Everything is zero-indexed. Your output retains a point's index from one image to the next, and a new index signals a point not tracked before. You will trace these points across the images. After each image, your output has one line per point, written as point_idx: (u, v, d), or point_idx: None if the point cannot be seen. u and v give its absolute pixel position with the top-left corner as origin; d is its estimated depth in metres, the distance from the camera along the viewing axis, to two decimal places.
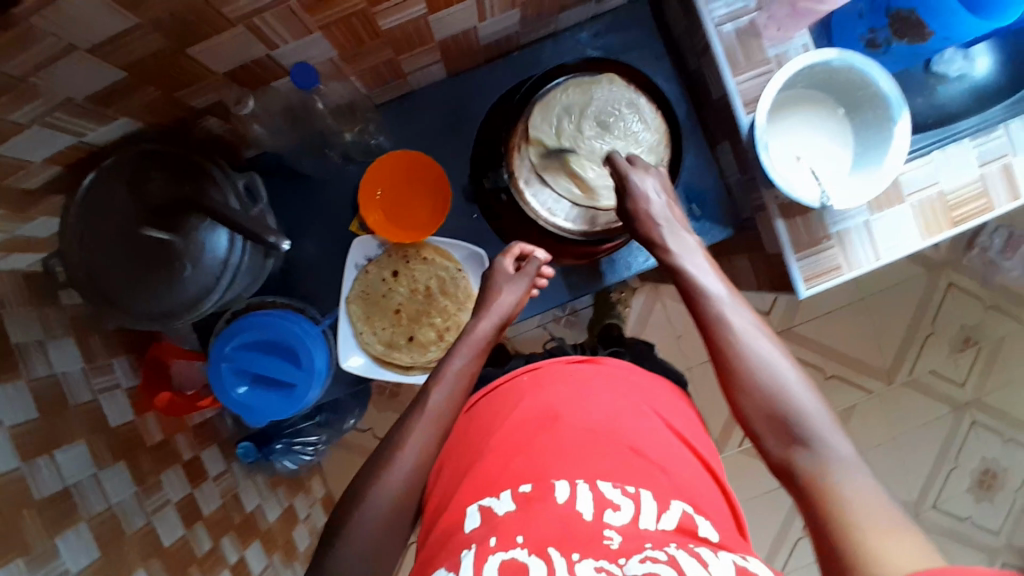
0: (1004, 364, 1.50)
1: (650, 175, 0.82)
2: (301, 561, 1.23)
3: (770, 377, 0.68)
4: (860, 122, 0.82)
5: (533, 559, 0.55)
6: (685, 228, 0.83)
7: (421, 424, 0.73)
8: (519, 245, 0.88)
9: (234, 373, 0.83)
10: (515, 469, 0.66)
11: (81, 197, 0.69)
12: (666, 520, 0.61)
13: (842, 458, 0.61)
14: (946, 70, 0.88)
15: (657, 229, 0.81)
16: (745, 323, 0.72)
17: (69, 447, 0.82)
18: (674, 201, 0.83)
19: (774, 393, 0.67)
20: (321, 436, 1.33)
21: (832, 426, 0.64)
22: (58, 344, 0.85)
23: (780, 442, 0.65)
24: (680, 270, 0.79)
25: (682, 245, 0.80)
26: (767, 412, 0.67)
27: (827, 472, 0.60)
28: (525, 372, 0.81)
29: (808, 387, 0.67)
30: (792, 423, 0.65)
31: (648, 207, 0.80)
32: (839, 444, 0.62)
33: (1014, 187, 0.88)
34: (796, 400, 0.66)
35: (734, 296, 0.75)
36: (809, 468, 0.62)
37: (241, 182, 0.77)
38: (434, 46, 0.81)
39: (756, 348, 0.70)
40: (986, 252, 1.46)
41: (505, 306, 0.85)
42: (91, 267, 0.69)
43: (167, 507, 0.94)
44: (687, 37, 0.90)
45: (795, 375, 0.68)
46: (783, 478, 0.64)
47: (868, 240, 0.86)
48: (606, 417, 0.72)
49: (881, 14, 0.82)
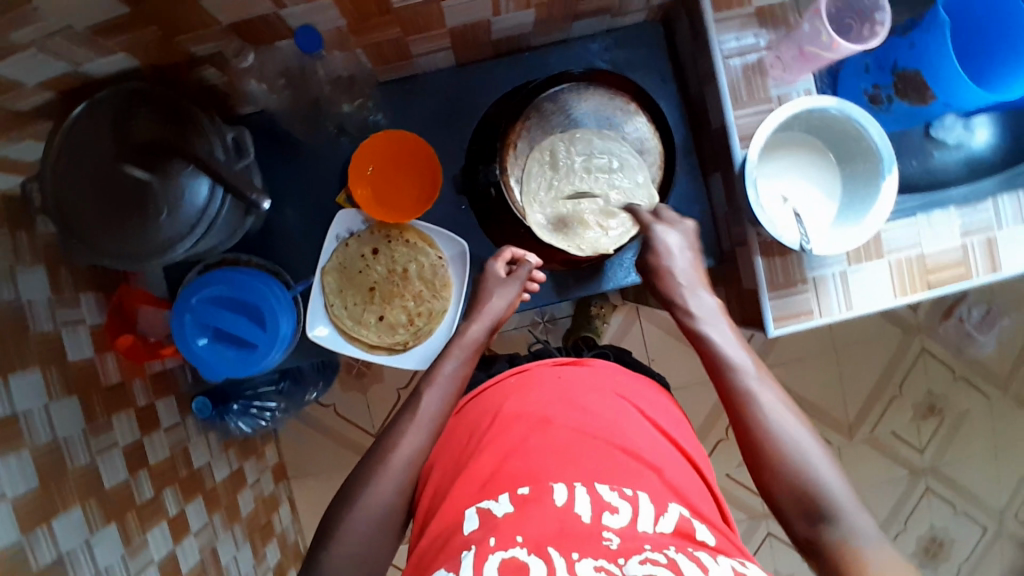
0: (965, 436, 1.51)
1: (675, 230, 0.84)
2: (241, 526, 1.22)
3: (797, 455, 0.67)
4: (851, 172, 0.83)
5: (532, 557, 0.57)
6: (705, 288, 0.82)
7: (413, 427, 0.74)
8: (511, 249, 0.89)
9: (197, 324, 0.83)
10: (510, 471, 0.69)
11: (67, 126, 0.69)
12: (664, 523, 0.64)
13: (869, 535, 0.62)
14: (944, 137, 0.91)
15: (676, 287, 0.81)
16: (769, 396, 0.71)
17: (22, 375, 0.81)
18: (697, 256, 0.84)
19: (801, 468, 0.66)
20: (279, 403, 1.33)
21: (858, 503, 0.64)
22: (28, 271, 0.85)
23: (806, 521, 0.65)
24: (700, 336, 0.78)
25: (704, 309, 0.79)
26: (793, 490, 0.65)
27: (859, 549, 0.61)
28: (512, 375, 0.83)
29: (832, 459, 0.67)
30: (820, 503, 0.64)
31: (670, 263, 0.82)
32: (867, 523, 0.63)
33: (994, 260, 0.88)
34: (820, 474, 0.66)
35: (758, 366, 0.74)
36: (839, 545, 0.62)
37: (230, 136, 0.77)
38: (444, 33, 0.81)
39: (781, 421, 0.69)
40: (963, 323, 1.48)
41: (497, 310, 0.86)
42: (66, 196, 0.69)
43: (113, 450, 0.94)
44: (694, 64, 0.90)
45: (817, 444, 0.68)
46: (811, 557, 0.64)
47: (842, 290, 0.87)
48: (595, 419, 0.75)
49: (885, 73, 0.88)
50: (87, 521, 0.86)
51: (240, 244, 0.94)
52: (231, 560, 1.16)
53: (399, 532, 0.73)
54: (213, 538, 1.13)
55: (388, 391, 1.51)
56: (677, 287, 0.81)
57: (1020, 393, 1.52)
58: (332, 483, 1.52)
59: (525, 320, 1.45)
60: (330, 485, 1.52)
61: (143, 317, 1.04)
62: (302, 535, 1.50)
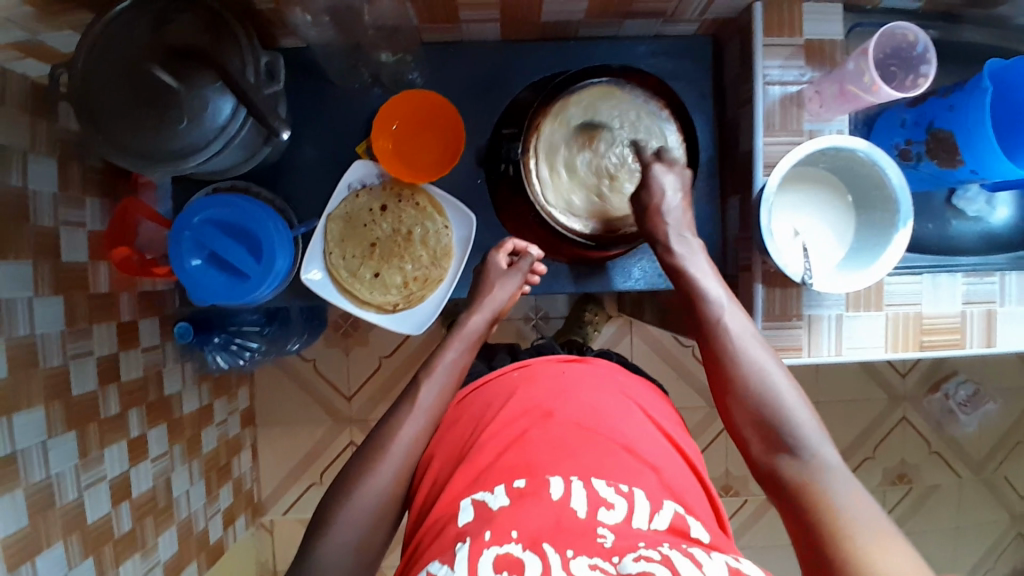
0: (929, 511, 1.50)
1: (672, 172, 0.84)
2: (199, 460, 1.22)
3: (762, 383, 0.71)
4: (864, 218, 0.83)
5: (527, 553, 0.58)
6: (692, 232, 0.83)
7: (410, 417, 0.77)
8: (514, 241, 0.92)
9: (193, 245, 0.82)
10: (508, 462, 0.69)
11: (109, 18, 0.71)
12: (658, 521, 0.64)
13: (827, 461, 0.65)
14: (965, 207, 0.92)
15: (666, 227, 0.82)
16: (742, 330, 0.75)
17: (13, 263, 0.81)
18: (690, 202, 0.84)
19: (764, 398, 0.70)
20: (261, 343, 1.27)
21: (822, 434, 0.67)
22: (39, 161, 0.86)
23: (765, 448, 0.69)
24: (682, 271, 0.80)
25: (688, 249, 0.81)
26: (756, 417, 0.70)
27: (816, 477, 0.64)
28: (516, 368, 0.83)
29: (797, 391, 0.70)
30: (779, 430, 0.68)
31: (662, 205, 0.83)
32: (827, 452, 0.66)
33: (991, 335, 0.89)
34: (786, 406, 0.69)
35: (733, 300, 0.77)
36: (796, 471, 0.65)
37: (265, 59, 0.76)
38: (495, 4, 0.81)
39: (752, 352, 0.73)
40: (948, 399, 1.48)
41: (497, 301, 0.89)
42: (93, 84, 0.70)
43: (88, 359, 0.93)
44: (734, 85, 0.91)
45: (783, 376, 0.71)
46: (769, 485, 0.67)
47: (834, 334, 0.87)
48: (595, 415, 0.75)
49: (920, 130, 0.86)
50: (48, 423, 0.86)
51: (254, 176, 0.94)
52: (182, 494, 1.16)
53: (353, 487, 0.72)
54: (169, 467, 1.12)
55: (370, 357, 1.50)
56: (663, 222, 0.82)
57: (992, 480, 1.52)
58: (297, 437, 1.51)
59: (519, 312, 1.44)
60: (295, 439, 1.51)
61: (144, 231, 1.00)
62: (257, 483, 1.49)
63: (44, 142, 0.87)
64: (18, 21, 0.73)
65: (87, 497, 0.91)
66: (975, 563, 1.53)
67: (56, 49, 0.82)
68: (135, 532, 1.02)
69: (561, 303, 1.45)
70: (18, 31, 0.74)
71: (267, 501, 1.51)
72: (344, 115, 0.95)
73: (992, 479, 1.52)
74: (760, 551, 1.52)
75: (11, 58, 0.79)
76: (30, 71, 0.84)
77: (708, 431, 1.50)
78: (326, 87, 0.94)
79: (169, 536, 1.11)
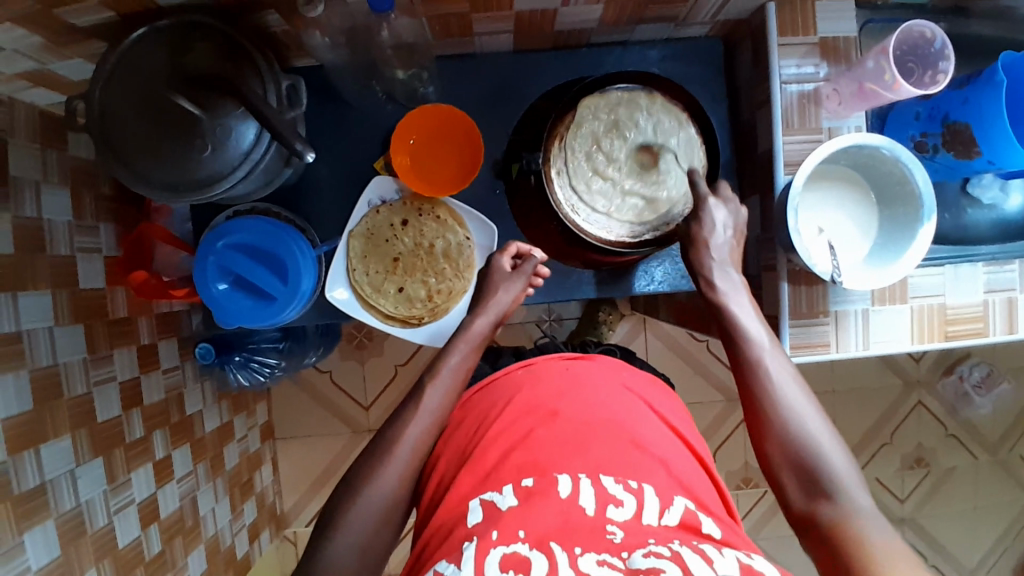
0: (946, 493, 1.52)
1: (727, 209, 0.85)
2: (222, 478, 1.22)
3: (801, 429, 0.72)
4: (886, 213, 0.84)
5: (534, 552, 0.59)
6: (735, 266, 0.85)
7: (415, 419, 0.78)
8: (517, 244, 0.92)
9: (218, 269, 0.83)
10: (515, 461, 0.69)
11: (124, 49, 0.70)
12: (668, 517, 0.65)
13: (865, 508, 0.66)
14: (980, 195, 0.91)
15: (709, 261, 0.84)
16: (783, 374, 0.76)
17: (33, 294, 0.81)
18: (739, 237, 0.86)
19: (804, 443, 0.72)
20: (280, 360, 1.28)
21: (858, 483, 0.69)
22: (52, 191, 0.85)
23: (803, 493, 0.70)
24: (723, 307, 0.82)
25: (729, 284, 0.84)
26: (795, 460, 0.71)
27: (853, 523, 0.65)
28: (519, 367, 0.83)
29: (837, 440, 0.72)
30: (818, 475, 0.70)
31: (710, 239, 0.84)
32: (863, 500, 0.67)
33: (1013, 322, 0.90)
34: (824, 451, 0.71)
35: (775, 344, 0.79)
36: (834, 518, 0.66)
37: (285, 82, 0.76)
38: (510, 15, 0.81)
39: (794, 399, 0.75)
40: (962, 382, 1.49)
41: (501, 304, 0.88)
42: (115, 116, 0.70)
43: (110, 384, 0.93)
44: (749, 86, 0.91)
45: (822, 424, 0.73)
46: (803, 528, 0.69)
47: (860, 329, 0.87)
48: (603, 413, 0.75)
49: (935, 122, 0.87)
50: (75, 451, 0.85)
51: (271, 196, 0.94)
52: (208, 513, 1.16)
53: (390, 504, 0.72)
54: (195, 487, 1.12)
55: (385, 367, 1.50)
56: (709, 255, 0.84)
57: (1007, 460, 1.53)
58: (316, 450, 1.51)
59: (532, 315, 1.45)
60: (314, 452, 1.51)
61: (160, 255, 0.99)
62: (279, 498, 1.49)
63: (56, 171, 0.86)
64: (27, 52, 0.71)
65: (117, 522, 0.91)
66: (993, 543, 1.55)
67: (67, 79, 0.82)
68: (165, 554, 1.02)
69: (574, 306, 1.45)
70: (27, 62, 0.73)
71: (289, 514, 1.51)
72: (359, 131, 0.95)
73: (1007, 459, 1.53)
74: (781, 541, 1.53)
75: (21, 88, 0.78)
76: (40, 101, 0.83)
77: (725, 424, 1.50)
78: (340, 103, 0.94)
79: (198, 555, 1.11)
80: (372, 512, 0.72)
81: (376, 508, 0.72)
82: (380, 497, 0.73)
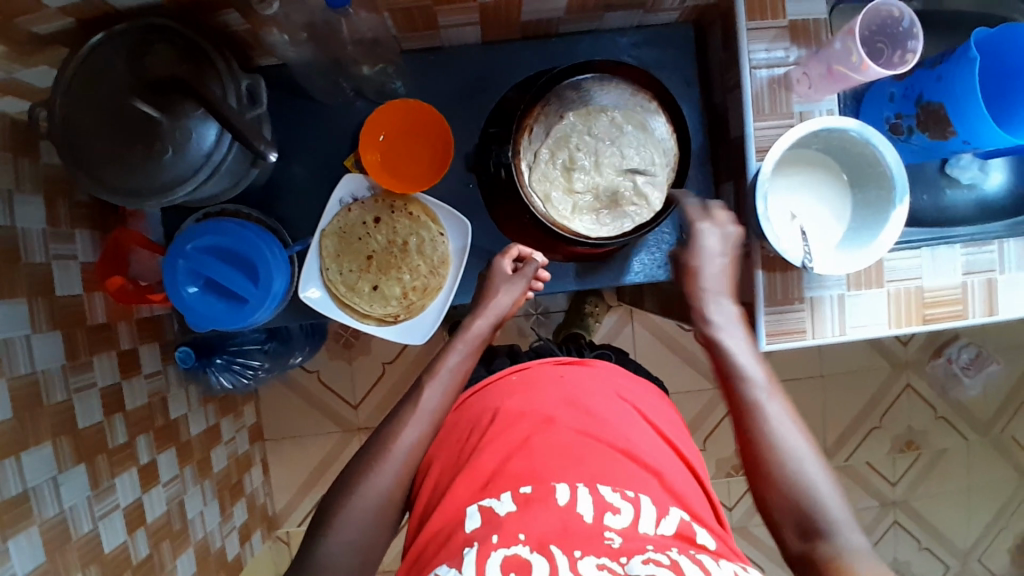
0: (938, 475, 1.52)
1: (716, 232, 0.82)
2: (211, 480, 1.22)
3: (798, 471, 0.69)
4: (860, 197, 0.83)
5: (535, 555, 0.59)
6: (729, 294, 0.82)
7: (412, 420, 0.77)
8: (519, 247, 0.92)
9: (188, 272, 0.82)
10: (513, 469, 0.69)
11: (85, 52, 0.70)
12: (664, 526, 0.64)
13: (859, 550, 0.65)
14: (958, 175, 0.90)
15: (702, 291, 0.81)
16: (777, 410, 0.73)
17: (8, 302, 0.80)
18: (734, 261, 0.83)
19: (800, 486, 0.69)
20: (263, 362, 1.28)
21: (854, 523, 0.67)
22: (25, 199, 0.85)
23: (800, 535, 0.68)
24: (716, 342, 0.79)
25: (723, 316, 0.80)
26: (791, 505, 0.68)
27: (850, 565, 0.64)
28: (514, 372, 0.82)
29: (830, 476, 0.70)
30: (815, 517, 0.67)
31: (699, 267, 0.82)
32: (858, 540, 0.66)
33: (992, 304, 0.89)
34: (820, 491, 0.68)
35: (770, 379, 0.76)
36: (834, 560, 0.64)
37: (245, 81, 0.75)
38: (474, 6, 0.80)
39: (786, 434, 0.71)
40: (951, 364, 1.49)
41: (501, 307, 0.88)
42: (75, 125, 0.70)
43: (92, 390, 0.93)
44: (721, 72, 0.90)
45: (821, 465, 0.70)
46: (801, 569, 0.67)
47: (838, 314, 0.87)
48: (599, 421, 0.75)
49: (909, 103, 0.85)
50: (57, 458, 0.85)
51: (244, 199, 0.94)
52: (198, 515, 1.16)
53: (373, 505, 0.72)
54: (182, 490, 1.12)
55: (373, 365, 1.50)
56: (702, 288, 0.81)
57: (998, 440, 1.53)
58: (308, 449, 1.51)
59: (518, 310, 1.44)
60: (305, 452, 1.51)
61: (137, 260, 0.98)
62: (271, 498, 1.50)
63: (29, 179, 0.85)
64: None
65: (102, 527, 0.91)
66: (986, 523, 1.55)
67: (32, 85, 0.81)
68: (153, 558, 1.01)
69: (560, 298, 1.44)
70: None
71: (282, 515, 1.51)
72: (330, 130, 0.95)
73: (999, 440, 1.53)
74: None
75: None
76: (9, 109, 0.82)
77: (716, 411, 1.50)
78: (311, 101, 0.94)
79: (188, 558, 1.11)
80: (355, 516, 0.71)
81: (361, 511, 0.71)
82: (359, 496, 0.72)
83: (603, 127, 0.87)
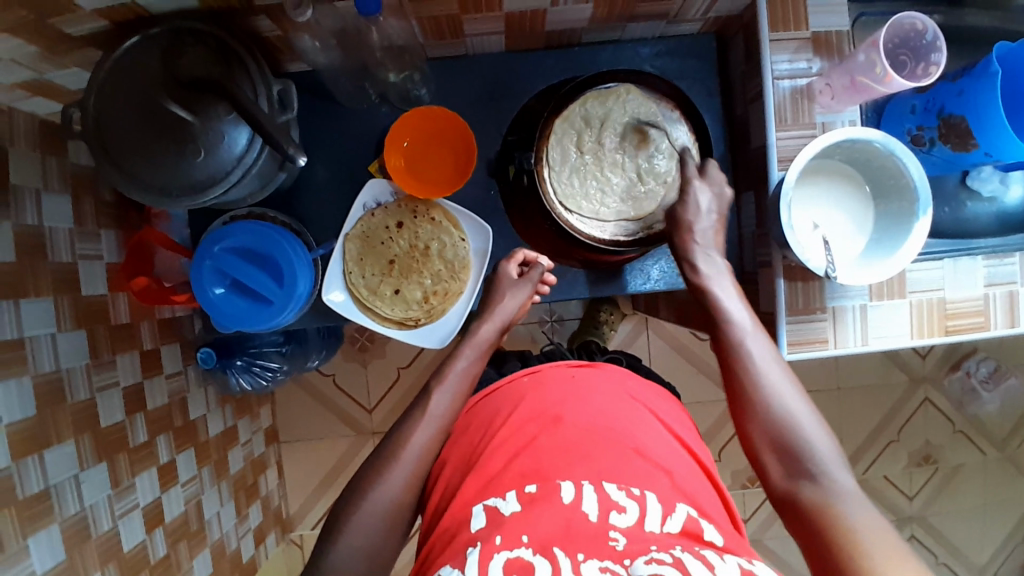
0: (956, 490, 1.50)
1: (711, 191, 0.85)
2: (227, 481, 1.22)
3: (784, 410, 0.72)
4: (883, 210, 0.83)
5: (537, 557, 0.59)
6: (719, 252, 0.85)
7: (431, 425, 0.78)
8: (523, 251, 0.93)
9: (214, 273, 0.83)
10: (518, 468, 0.69)
11: (119, 55, 0.71)
12: (671, 524, 0.65)
13: (846, 489, 0.66)
14: (980, 188, 0.90)
15: (692, 245, 0.84)
16: (764, 354, 0.76)
17: (35, 300, 0.82)
18: (722, 221, 0.86)
19: (787, 424, 0.71)
20: (281, 364, 1.29)
21: (840, 465, 0.68)
22: (53, 198, 0.86)
23: (786, 474, 0.69)
24: (706, 290, 0.82)
25: (712, 268, 0.83)
26: (778, 444, 0.70)
27: (835, 502, 0.64)
28: (525, 374, 0.83)
29: (819, 421, 0.72)
30: (803, 457, 0.69)
31: (694, 223, 0.84)
32: (845, 480, 0.67)
33: (1014, 315, 0.89)
34: (807, 430, 0.71)
35: (756, 325, 0.79)
36: (817, 497, 0.66)
37: (277, 87, 0.77)
38: (500, 16, 0.81)
39: (775, 378, 0.74)
40: (969, 377, 1.48)
41: (508, 310, 0.89)
42: (110, 126, 0.71)
43: (113, 389, 0.94)
44: (742, 82, 0.91)
45: (805, 406, 0.73)
46: (786, 509, 0.68)
47: (859, 324, 0.87)
48: (606, 420, 0.75)
49: (932, 116, 0.85)
50: (78, 455, 0.86)
51: (268, 203, 0.96)
52: (214, 517, 1.16)
53: (392, 506, 0.72)
54: (199, 491, 1.13)
55: (388, 369, 1.51)
56: (692, 237, 0.84)
57: (1016, 456, 1.52)
58: (322, 453, 1.52)
59: (533, 317, 1.45)
60: (319, 455, 1.52)
61: (160, 260, 1.00)
62: (285, 501, 1.50)
63: (56, 179, 0.87)
64: (24, 61, 0.72)
65: (121, 526, 0.92)
66: (1003, 541, 1.53)
67: (65, 87, 0.83)
68: (170, 557, 1.02)
69: (575, 306, 1.45)
70: (26, 71, 0.74)
71: (295, 518, 1.52)
72: (355, 135, 0.96)
73: (1018, 455, 1.52)
74: (787, 539, 1.52)
75: (20, 98, 0.79)
76: (39, 110, 0.84)
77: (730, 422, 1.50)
78: (336, 107, 0.95)
79: (204, 559, 1.12)
80: (373, 517, 0.71)
81: (379, 512, 0.72)
82: (377, 498, 0.72)
83: (642, 139, 0.88)
